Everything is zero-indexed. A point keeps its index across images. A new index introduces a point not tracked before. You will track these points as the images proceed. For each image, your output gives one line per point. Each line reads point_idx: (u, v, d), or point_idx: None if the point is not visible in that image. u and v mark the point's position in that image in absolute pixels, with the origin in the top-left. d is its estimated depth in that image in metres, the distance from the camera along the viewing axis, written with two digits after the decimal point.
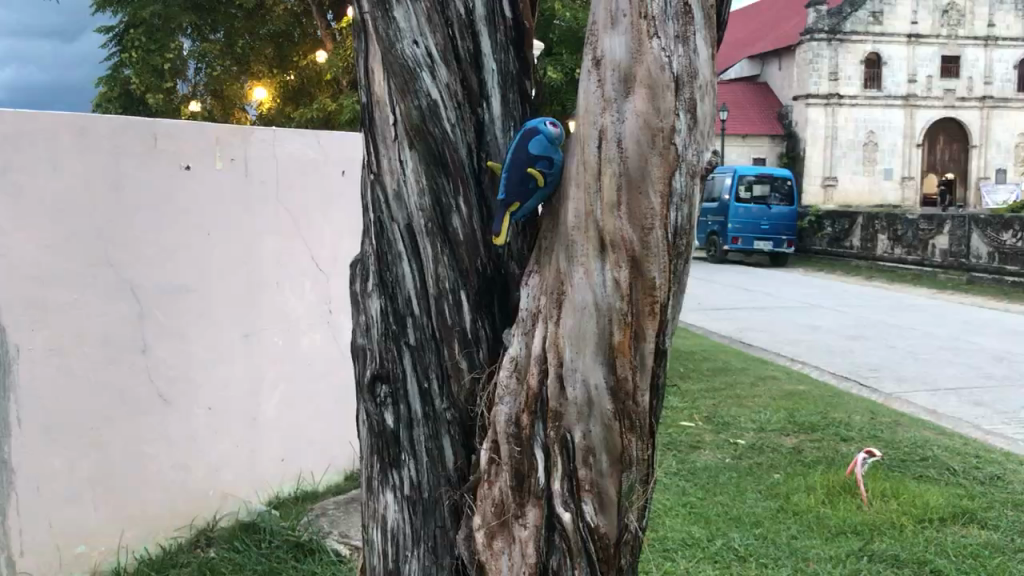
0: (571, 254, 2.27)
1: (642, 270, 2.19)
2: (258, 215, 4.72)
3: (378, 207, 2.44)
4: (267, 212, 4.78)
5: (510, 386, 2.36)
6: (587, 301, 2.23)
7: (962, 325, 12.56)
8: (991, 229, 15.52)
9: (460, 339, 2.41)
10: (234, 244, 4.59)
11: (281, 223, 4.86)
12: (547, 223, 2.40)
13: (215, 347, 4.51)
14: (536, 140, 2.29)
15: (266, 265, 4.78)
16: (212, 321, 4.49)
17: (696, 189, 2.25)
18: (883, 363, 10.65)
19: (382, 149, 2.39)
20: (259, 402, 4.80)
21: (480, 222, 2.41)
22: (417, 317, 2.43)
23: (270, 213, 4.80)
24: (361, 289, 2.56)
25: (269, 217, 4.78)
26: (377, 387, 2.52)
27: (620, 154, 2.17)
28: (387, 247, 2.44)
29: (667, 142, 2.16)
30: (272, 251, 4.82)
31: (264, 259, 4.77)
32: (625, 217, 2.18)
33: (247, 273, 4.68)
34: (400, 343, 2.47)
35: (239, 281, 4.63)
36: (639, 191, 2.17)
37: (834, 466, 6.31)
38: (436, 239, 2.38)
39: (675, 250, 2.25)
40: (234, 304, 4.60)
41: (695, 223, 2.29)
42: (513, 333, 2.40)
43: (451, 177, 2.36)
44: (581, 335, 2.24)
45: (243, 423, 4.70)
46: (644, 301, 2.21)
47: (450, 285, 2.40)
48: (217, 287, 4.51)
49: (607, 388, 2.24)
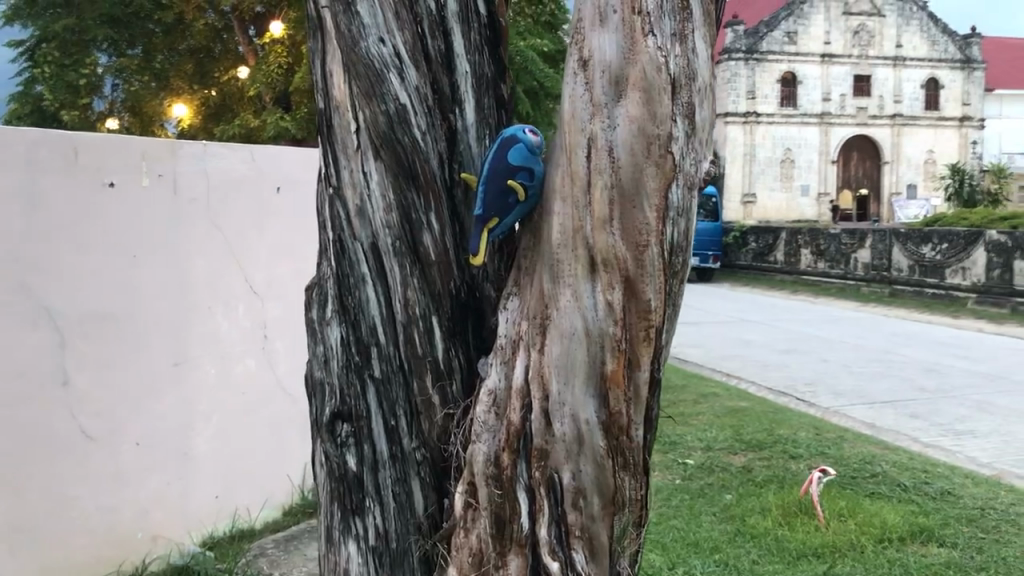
0: (556, 274, 2.05)
1: (636, 293, 1.99)
2: (189, 235, 4.40)
3: (337, 225, 2.17)
4: (199, 231, 4.46)
5: (489, 422, 2.13)
6: (577, 328, 2.00)
7: (889, 337, 12.72)
8: (911, 243, 15.83)
9: (431, 371, 2.17)
10: (163, 267, 4.27)
11: (214, 243, 4.54)
12: (527, 241, 2.17)
13: (143, 378, 4.17)
14: (517, 150, 2.08)
15: (198, 289, 4.45)
16: (139, 350, 4.15)
17: (694, 202, 2.07)
18: (818, 377, 10.68)
19: (342, 159, 2.13)
20: (192, 435, 4.46)
21: (452, 240, 2.19)
22: (383, 348, 2.18)
23: (202, 233, 4.48)
24: (317, 316, 2.29)
25: (201, 236, 4.46)
26: (338, 426, 2.25)
27: (612, 164, 1.96)
28: (348, 270, 2.18)
29: (663, 150, 1.97)
30: (205, 273, 4.50)
31: (196, 282, 4.44)
32: (618, 233, 1.97)
33: (178, 297, 4.34)
34: (364, 376, 2.22)
35: (168, 306, 4.30)
36: (632, 205, 1.97)
37: (785, 484, 6.19)
38: (405, 261, 2.13)
39: (671, 269, 2.06)
40: (163, 332, 4.27)
41: (690, 239, 2.11)
42: (491, 363, 2.18)
43: (422, 191, 2.13)
44: (569, 364, 2.01)
45: (174, 459, 4.36)
46: (639, 325, 2.01)
47: (421, 312, 2.16)
48: (145, 313, 4.18)
49: (598, 424, 2.02)
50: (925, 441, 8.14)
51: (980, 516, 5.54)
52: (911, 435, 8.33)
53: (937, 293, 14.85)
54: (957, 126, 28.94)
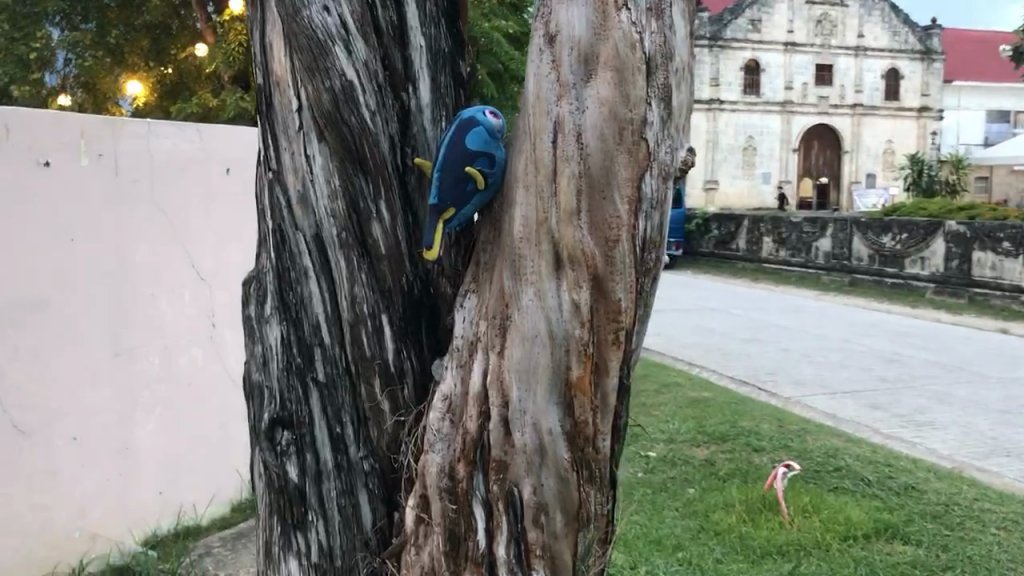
0: (517, 272, 1.87)
1: (607, 293, 1.82)
2: (130, 219, 4.15)
3: (278, 214, 1.98)
4: (141, 215, 4.21)
5: (443, 430, 1.96)
6: (540, 330, 1.84)
7: (849, 326, 12.70)
8: (871, 233, 15.80)
9: (380, 374, 1.98)
10: (102, 252, 4.02)
11: (157, 229, 4.30)
12: (487, 234, 1.99)
13: (81, 369, 3.93)
14: (474, 134, 1.89)
15: (140, 276, 4.21)
16: (77, 340, 3.91)
17: (669, 194, 1.88)
18: (780, 366, 10.61)
19: (283, 140, 1.94)
20: (134, 430, 4.22)
21: (404, 232, 1.99)
22: (328, 348, 2.00)
23: (145, 217, 4.24)
24: (255, 313, 2.09)
25: (143, 221, 4.22)
26: (278, 432, 2.06)
27: (580, 150, 1.79)
28: (290, 263, 1.99)
29: (636, 135, 1.79)
30: (148, 259, 4.26)
31: (138, 269, 4.20)
32: (586, 226, 1.80)
33: (119, 284, 4.10)
34: (306, 379, 2.03)
35: (109, 294, 4.06)
36: (603, 195, 1.79)
37: (748, 479, 6.09)
38: (353, 255, 1.94)
39: (643, 267, 1.89)
40: (102, 321, 4.03)
41: (665, 234, 1.92)
42: (446, 365, 2.00)
43: (371, 176, 1.93)
44: (530, 368, 1.85)
45: (114, 454, 4.12)
46: (607, 327, 1.84)
47: (369, 310, 1.96)
48: (83, 300, 3.94)
49: (563, 434, 1.86)
50: (886, 433, 8.09)
51: (945, 513, 5.47)
52: (873, 427, 8.27)
53: (896, 282, 14.90)
54: (916, 116, 29.12)
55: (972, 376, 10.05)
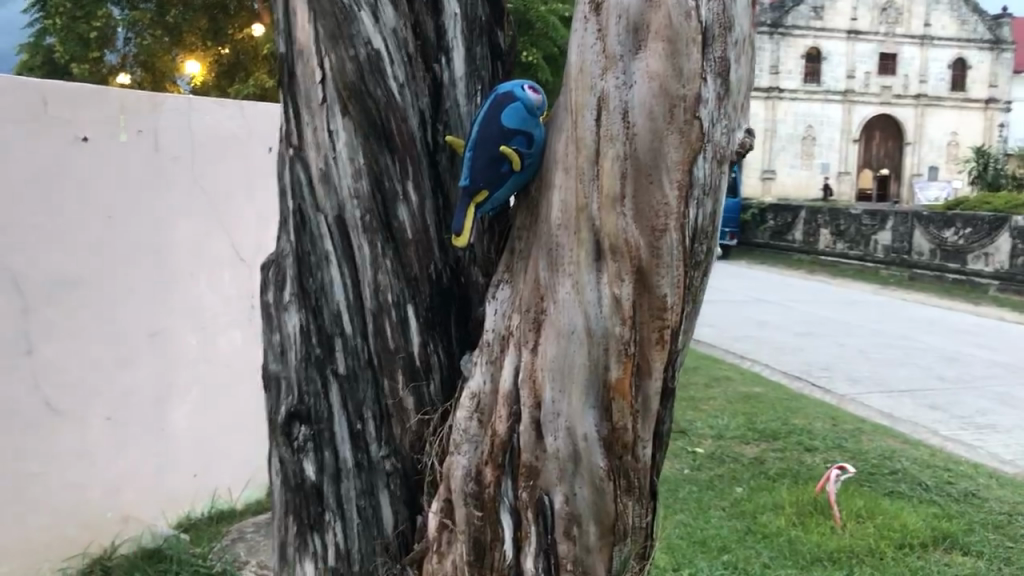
0: (553, 262, 1.72)
1: (652, 289, 1.66)
2: (171, 197, 3.98)
3: (298, 192, 1.83)
4: (182, 194, 4.03)
5: (470, 430, 1.82)
6: (577, 327, 1.69)
7: (908, 322, 12.28)
8: (932, 227, 15.26)
9: (404, 368, 1.85)
10: (140, 231, 3.86)
11: (199, 208, 4.11)
12: (522, 219, 1.84)
13: (114, 348, 3.77)
14: (509, 112, 1.73)
15: (180, 258, 4.04)
16: (112, 319, 3.77)
17: (723, 181, 1.70)
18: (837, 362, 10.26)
19: (305, 114, 1.79)
20: (169, 409, 4.04)
21: (433, 215, 1.84)
22: (349, 339, 1.85)
23: (186, 196, 4.05)
24: (272, 298, 1.93)
25: (184, 199, 4.04)
26: (295, 427, 1.91)
27: (626, 130, 1.62)
28: (310, 246, 1.83)
29: (688, 114, 1.61)
30: (189, 239, 4.08)
31: (177, 249, 4.02)
32: (631, 213, 1.64)
33: (157, 263, 3.94)
34: (325, 372, 1.88)
35: (147, 273, 3.90)
36: (649, 180, 1.63)
37: (800, 480, 5.86)
38: (378, 239, 1.79)
39: (691, 260, 1.71)
40: (139, 300, 3.87)
41: (718, 225, 1.73)
42: (475, 362, 1.86)
43: (397, 154, 1.78)
44: (565, 367, 1.70)
45: (149, 435, 3.96)
46: (650, 324, 1.68)
47: (394, 298, 1.82)
48: (119, 280, 3.78)
49: (599, 440, 1.70)
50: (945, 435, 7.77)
51: (1008, 523, 5.20)
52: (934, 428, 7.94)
53: (957, 279, 14.43)
54: (983, 107, 28.20)
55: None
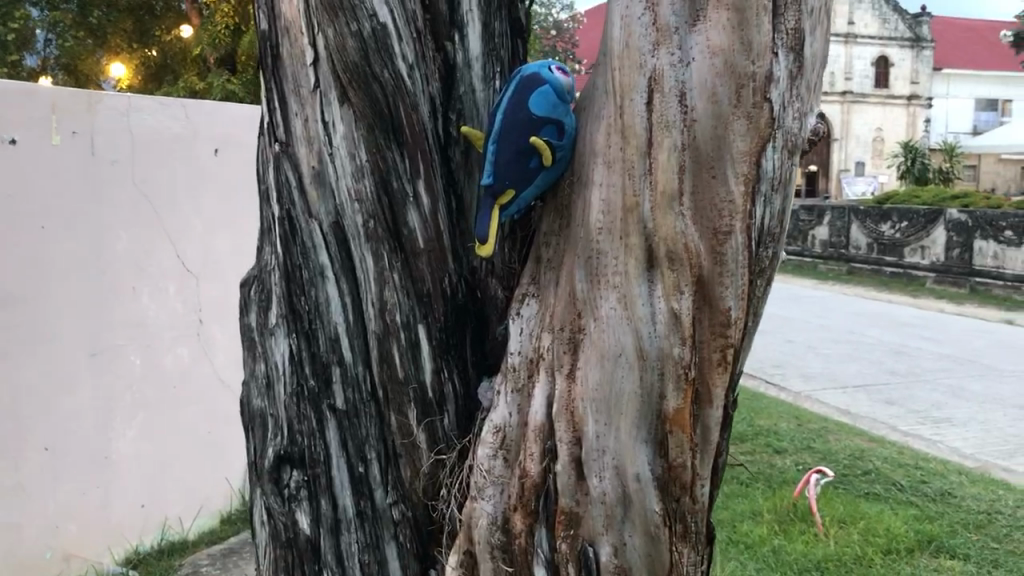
0: (593, 272, 1.47)
1: (716, 304, 1.42)
2: (110, 206, 3.61)
3: (287, 196, 1.54)
4: (121, 202, 3.66)
5: (495, 471, 1.55)
6: (625, 347, 1.44)
7: (856, 306, 11.97)
8: (870, 222, 14.90)
9: (416, 402, 1.57)
10: (76, 244, 3.49)
11: (141, 218, 3.73)
12: (550, 223, 1.58)
13: (48, 372, 3.38)
14: (537, 97, 1.47)
15: (122, 272, 3.67)
16: (47, 339, 3.39)
17: (794, 173, 1.47)
18: (793, 346, 9.85)
19: (294, 102, 1.50)
20: (112, 435, 3.65)
21: (446, 219, 1.57)
22: (349, 368, 1.57)
23: (126, 204, 3.68)
24: (256, 322, 1.62)
25: (122, 208, 3.66)
26: (285, 473, 1.64)
27: (684, 116, 1.38)
28: (302, 260, 1.55)
29: (757, 96, 1.38)
30: (130, 251, 3.70)
31: (118, 263, 3.65)
32: (690, 213, 1.40)
33: (95, 276, 3.57)
34: (322, 407, 1.59)
35: (85, 288, 3.52)
36: (711, 174, 1.39)
37: (773, 484, 5.56)
38: (384, 251, 1.52)
39: (756, 268, 1.47)
40: (76, 317, 3.50)
41: (785, 225, 1.50)
42: (498, 391, 1.60)
43: (405, 148, 1.50)
44: (611, 397, 1.45)
45: (90, 463, 3.56)
46: (712, 344, 1.44)
47: (403, 319, 1.54)
48: (58, 296, 3.42)
49: (652, 480, 1.46)
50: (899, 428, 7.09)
51: (988, 523, 4.92)
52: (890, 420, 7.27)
53: (896, 272, 13.86)
54: None
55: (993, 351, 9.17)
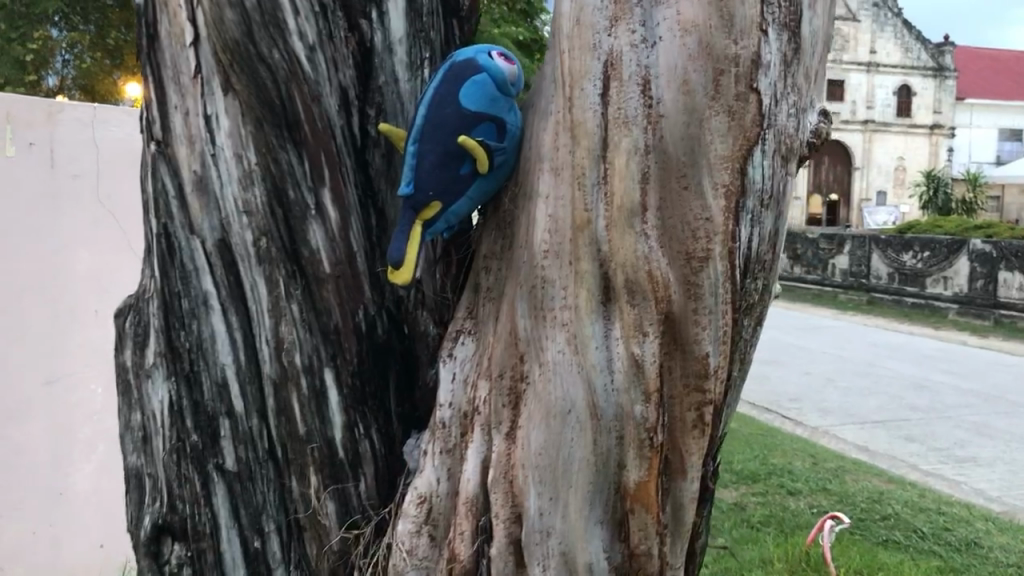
0: (537, 307, 1.16)
1: (688, 351, 1.13)
2: (73, 210, 2.50)
3: (162, 207, 1.25)
4: (85, 207, 2.52)
5: (418, 552, 1.24)
6: (576, 403, 1.13)
7: (873, 334, 11.08)
8: (891, 250, 13.66)
9: (321, 462, 1.27)
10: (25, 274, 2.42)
11: (113, 226, 2.56)
12: (490, 246, 1.28)
13: None
14: (469, 87, 1.17)
15: (86, 297, 2.52)
16: None
17: (790, 184, 1.15)
18: (810, 378, 8.98)
19: (172, 92, 1.22)
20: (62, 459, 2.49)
21: (361, 239, 1.27)
22: (240, 420, 1.27)
23: (93, 208, 2.54)
24: (132, 361, 1.32)
25: (86, 214, 2.52)
26: (165, 546, 1.31)
27: (646, 110, 1.08)
28: (181, 286, 1.25)
29: (740, 85, 1.08)
30: (99, 274, 2.55)
31: (79, 287, 2.51)
32: (654, 234, 1.09)
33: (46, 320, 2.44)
34: (206, 467, 1.29)
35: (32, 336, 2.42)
36: (681, 185, 1.09)
37: (787, 528, 4.68)
38: (280, 277, 1.23)
39: (741, 305, 1.16)
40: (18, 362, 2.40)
41: (779, 252, 1.18)
42: (423, 451, 1.28)
43: (302, 147, 1.22)
44: (554, 465, 1.15)
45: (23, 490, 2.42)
46: (682, 401, 1.14)
47: (306, 361, 1.25)
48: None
49: (608, 570, 1.17)
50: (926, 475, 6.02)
51: None
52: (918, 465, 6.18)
53: (915, 304, 12.68)
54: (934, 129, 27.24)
55: (1018, 387, 8.41)
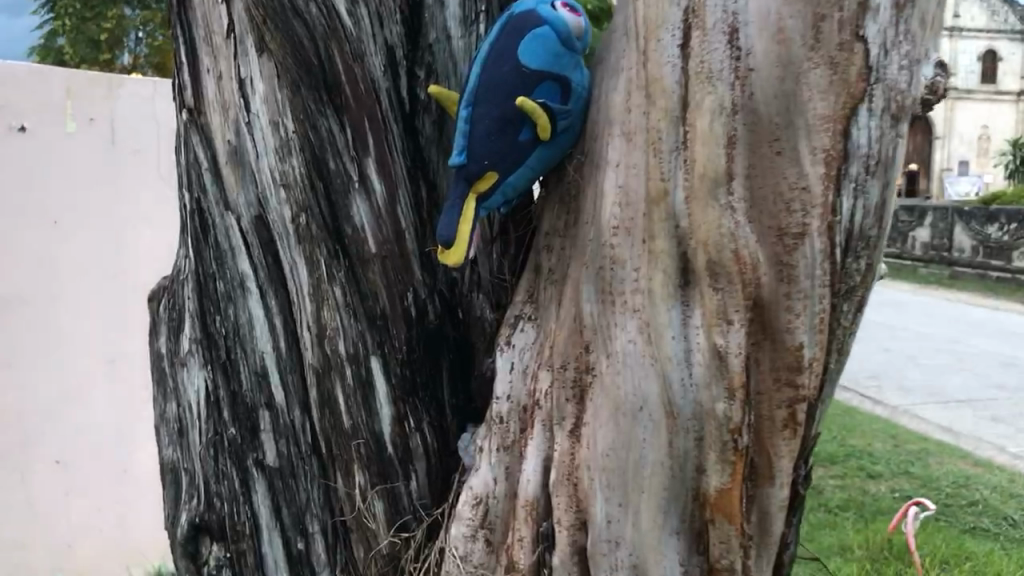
0: (606, 290, 1.04)
1: (777, 340, 0.98)
2: (139, 187, 2.31)
3: (196, 181, 1.15)
4: (149, 184, 2.33)
5: (473, 559, 1.14)
6: (649, 400, 1.01)
7: (959, 310, 10.56)
8: (975, 223, 12.68)
9: (367, 458, 1.16)
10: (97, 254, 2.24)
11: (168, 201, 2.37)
12: (552, 221, 1.14)
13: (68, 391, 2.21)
14: (529, 42, 1.04)
15: (149, 278, 2.33)
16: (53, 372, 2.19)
17: (903, 148, 0.98)
18: (891, 356, 8.61)
19: (206, 55, 1.11)
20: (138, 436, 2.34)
21: (411, 214, 1.14)
22: (281, 413, 1.17)
23: (156, 185, 2.35)
24: (166, 348, 1.25)
25: (150, 192, 2.33)
26: (203, 545, 1.24)
27: (733, 64, 0.93)
28: (217, 267, 1.16)
29: (844, 32, 0.92)
30: (161, 252, 2.37)
31: (143, 267, 2.32)
32: (741, 207, 0.95)
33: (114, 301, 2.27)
34: (245, 462, 1.19)
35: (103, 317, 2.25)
36: (774, 151, 0.95)
37: (867, 514, 4.45)
38: (321, 257, 1.11)
39: (840, 288, 1.01)
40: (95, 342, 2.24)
41: (887, 228, 1.02)
42: (479, 447, 1.16)
43: (344, 112, 1.09)
44: (624, 467, 1.03)
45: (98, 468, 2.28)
46: (772, 397, 1.00)
47: (350, 350, 1.13)
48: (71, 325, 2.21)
49: None
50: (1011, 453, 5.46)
51: None
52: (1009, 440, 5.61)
53: (1000, 277, 11.85)
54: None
55: None
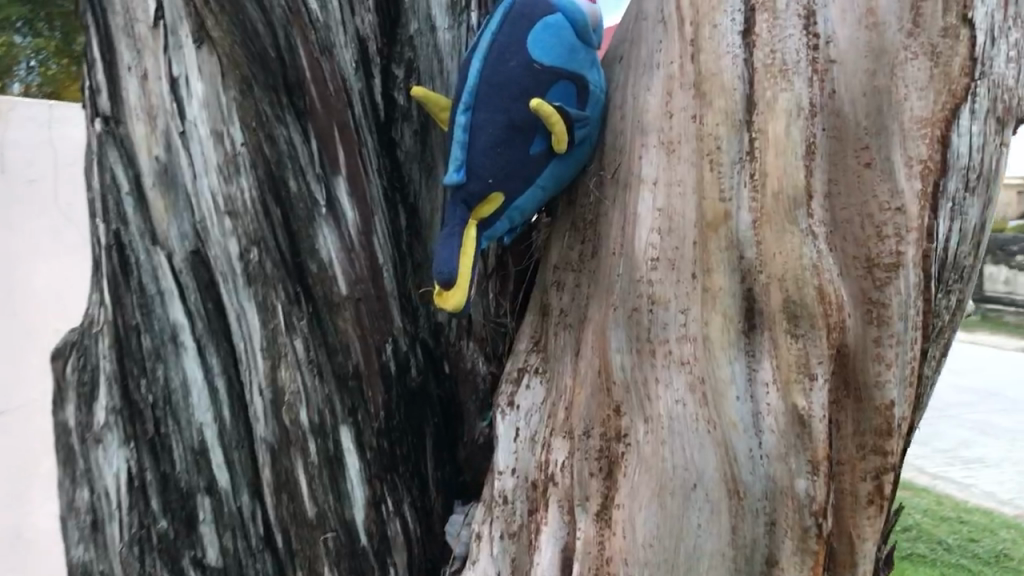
0: (640, 338, 0.83)
1: (863, 398, 0.79)
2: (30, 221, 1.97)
3: (113, 208, 0.87)
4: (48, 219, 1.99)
5: None
6: (704, 477, 0.81)
7: None
8: None
9: (340, 549, 0.93)
10: None
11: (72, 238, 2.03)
12: (562, 253, 0.93)
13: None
14: (539, 32, 0.84)
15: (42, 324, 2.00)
16: None
17: (1005, 160, 0.81)
18: None
19: (124, 46, 0.84)
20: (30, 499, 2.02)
21: (387, 246, 0.94)
22: (227, 499, 0.91)
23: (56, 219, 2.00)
24: (76, 421, 0.93)
25: (49, 227, 1.99)
26: None
27: (812, 52, 0.75)
28: (141, 317, 0.88)
29: (950, 15, 0.74)
30: (60, 294, 2.02)
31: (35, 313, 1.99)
32: (824, 234, 0.76)
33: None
34: (180, 563, 0.92)
35: None
36: (861, 163, 0.76)
37: None
38: (278, 304, 0.88)
39: (930, 330, 0.82)
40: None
41: (981, 257, 0.84)
42: (477, 530, 0.95)
43: (307, 118, 0.87)
44: (672, 558, 0.82)
45: None
46: (855, 467, 0.81)
47: (315, 420, 0.90)
48: None
49: None
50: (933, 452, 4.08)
51: None
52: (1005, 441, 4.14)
53: None
54: None
55: None
